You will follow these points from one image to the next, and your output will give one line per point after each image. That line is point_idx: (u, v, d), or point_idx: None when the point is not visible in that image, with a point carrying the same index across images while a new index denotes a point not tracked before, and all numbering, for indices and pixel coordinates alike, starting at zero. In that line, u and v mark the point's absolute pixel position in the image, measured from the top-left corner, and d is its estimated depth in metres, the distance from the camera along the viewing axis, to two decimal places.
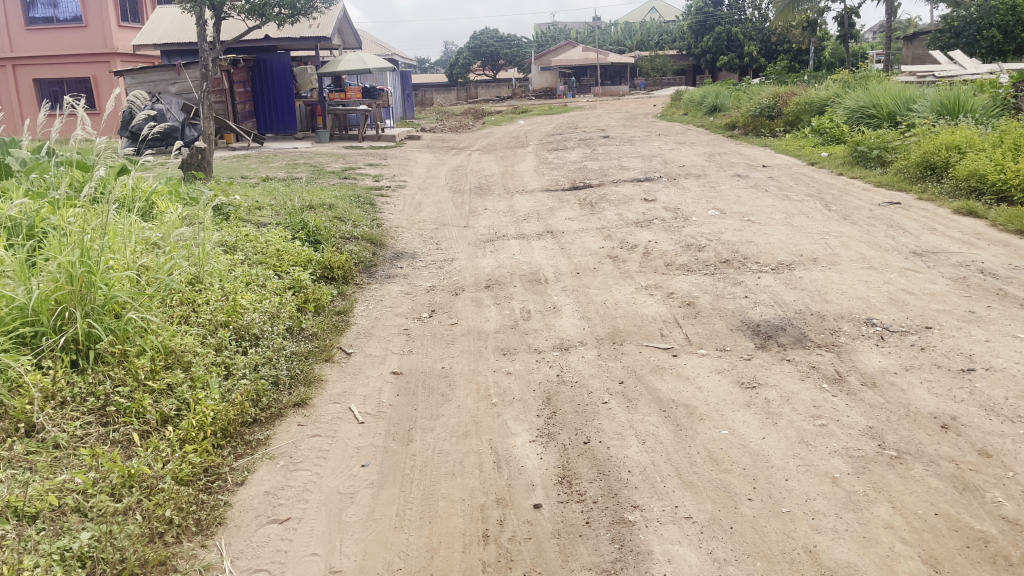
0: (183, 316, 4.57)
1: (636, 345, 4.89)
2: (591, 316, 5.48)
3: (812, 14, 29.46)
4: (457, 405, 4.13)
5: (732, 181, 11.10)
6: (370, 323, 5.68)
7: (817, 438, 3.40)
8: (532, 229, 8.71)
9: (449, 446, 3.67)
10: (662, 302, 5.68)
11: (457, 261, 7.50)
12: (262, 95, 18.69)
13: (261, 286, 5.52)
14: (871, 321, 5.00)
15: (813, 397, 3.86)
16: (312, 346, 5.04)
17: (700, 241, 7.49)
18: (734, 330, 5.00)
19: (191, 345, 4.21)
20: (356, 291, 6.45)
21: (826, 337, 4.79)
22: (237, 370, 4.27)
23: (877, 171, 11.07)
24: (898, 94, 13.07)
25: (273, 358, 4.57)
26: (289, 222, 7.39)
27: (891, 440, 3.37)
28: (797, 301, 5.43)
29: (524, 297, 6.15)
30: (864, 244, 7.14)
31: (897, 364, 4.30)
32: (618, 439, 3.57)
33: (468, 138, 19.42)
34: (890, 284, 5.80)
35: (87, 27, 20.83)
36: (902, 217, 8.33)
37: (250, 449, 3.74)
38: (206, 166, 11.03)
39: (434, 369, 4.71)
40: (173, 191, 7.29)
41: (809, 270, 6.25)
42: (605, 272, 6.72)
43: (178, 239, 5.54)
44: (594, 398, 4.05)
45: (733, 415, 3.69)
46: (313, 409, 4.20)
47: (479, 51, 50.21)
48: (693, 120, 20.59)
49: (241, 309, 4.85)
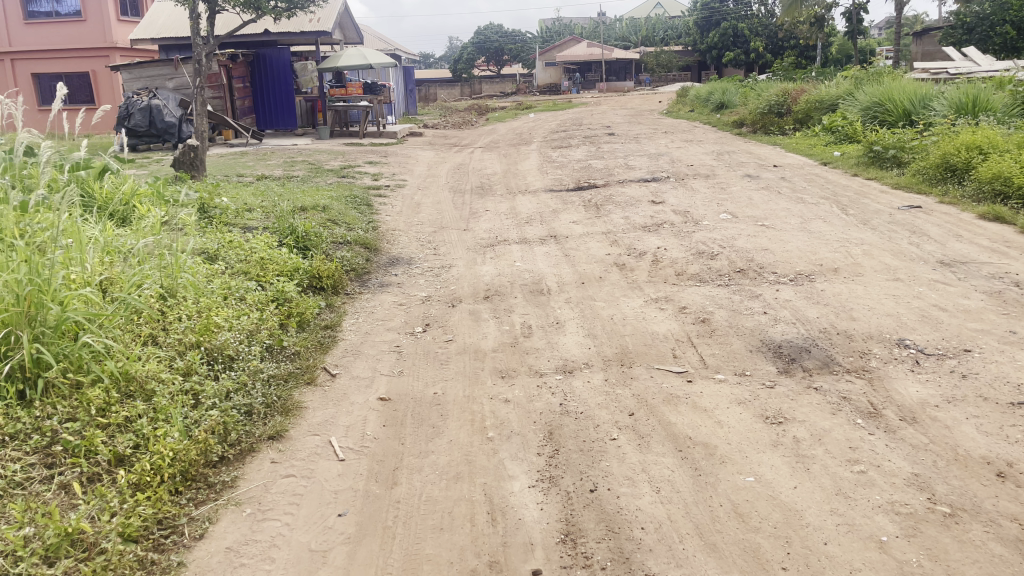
0: (150, 337, 4.17)
1: (646, 367, 4.47)
2: (597, 334, 5.05)
3: (819, 9, 28.99)
4: (449, 438, 3.72)
5: (743, 181, 10.70)
6: (359, 340, 5.26)
7: (857, 489, 2.99)
8: (535, 233, 8.30)
9: (437, 491, 3.27)
10: (674, 318, 5.25)
11: (455, 268, 7.09)
12: (261, 90, 18.25)
13: (242, 300, 5.11)
14: (903, 342, 4.58)
15: (846, 434, 3.44)
16: (294, 367, 4.63)
17: (712, 248, 7.07)
18: (754, 351, 4.58)
19: (157, 370, 3.81)
20: (345, 303, 6.03)
21: (856, 361, 4.36)
22: (206, 400, 3.84)
23: (894, 172, 10.61)
24: (914, 92, 12.58)
25: (248, 383, 4.16)
26: (278, 226, 6.94)
27: (941, 493, 2.96)
28: (822, 318, 5.00)
29: (525, 310, 5.72)
30: (887, 253, 6.70)
31: (937, 395, 3.88)
32: (630, 486, 3.15)
33: (470, 134, 19.00)
34: (920, 298, 5.37)
35: (86, 21, 20.41)
36: (924, 222, 7.89)
37: (214, 493, 3.34)
38: (199, 167, 10.47)
39: (425, 395, 4.29)
40: (156, 193, 6.90)
41: (831, 283, 5.83)
42: (612, 282, 6.29)
43: (150, 248, 5.15)
44: (601, 433, 3.63)
45: (758, 457, 3.27)
46: (289, 442, 3.79)
47: (484, 46, 49.56)
48: (699, 117, 20.07)
49: (216, 327, 4.42)
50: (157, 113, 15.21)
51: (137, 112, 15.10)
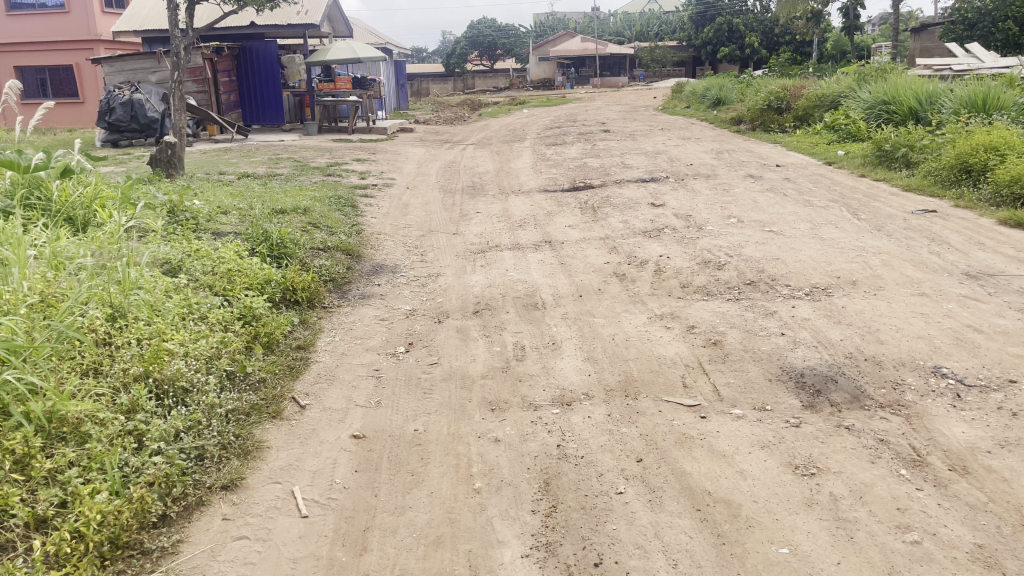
0: (92, 368, 3.67)
1: (653, 399, 3.98)
2: (598, 357, 4.56)
3: (817, 5, 28.46)
4: (429, 489, 3.24)
5: (746, 182, 10.22)
6: (335, 362, 4.76)
7: (913, 567, 2.52)
8: (528, 238, 7.81)
9: (414, 561, 2.78)
10: (682, 338, 4.77)
11: (442, 277, 6.59)
12: (247, 85, 17.64)
13: (203, 319, 4.59)
14: (939, 371, 4.10)
15: (890, 491, 2.96)
16: (258, 398, 4.12)
17: (719, 256, 6.58)
18: (774, 381, 4.09)
19: (93, 410, 3.31)
20: (321, 319, 5.52)
21: (890, 394, 3.88)
22: (150, 444, 3.33)
23: (903, 173, 10.15)
24: (921, 89, 12.15)
25: (202, 421, 3.64)
26: (251, 231, 6.42)
27: (1013, 571, 2.49)
28: (846, 341, 4.52)
29: (518, 328, 5.22)
30: (908, 263, 6.22)
31: (989, 438, 3.40)
32: (641, 559, 2.67)
33: (463, 130, 18.49)
34: (952, 317, 4.89)
35: (69, 13, 19.74)
36: (942, 227, 7.45)
37: (151, 563, 2.86)
38: (177, 165, 9.90)
39: (405, 432, 3.79)
40: (121, 195, 6.39)
41: (851, 298, 5.36)
42: (612, 296, 5.81)
43: (100, 263, 4.62)
44: (605, 485, 3.14)
45: (791, 521, 2.80)
46: (245, 493, 3.30)
47: (477, 41, 48.64)
48: (695, 113, 19.60)
49: (168, 353, 3.90)
50: (137, 108, 14.57)
51: (117, 107, 14.51)
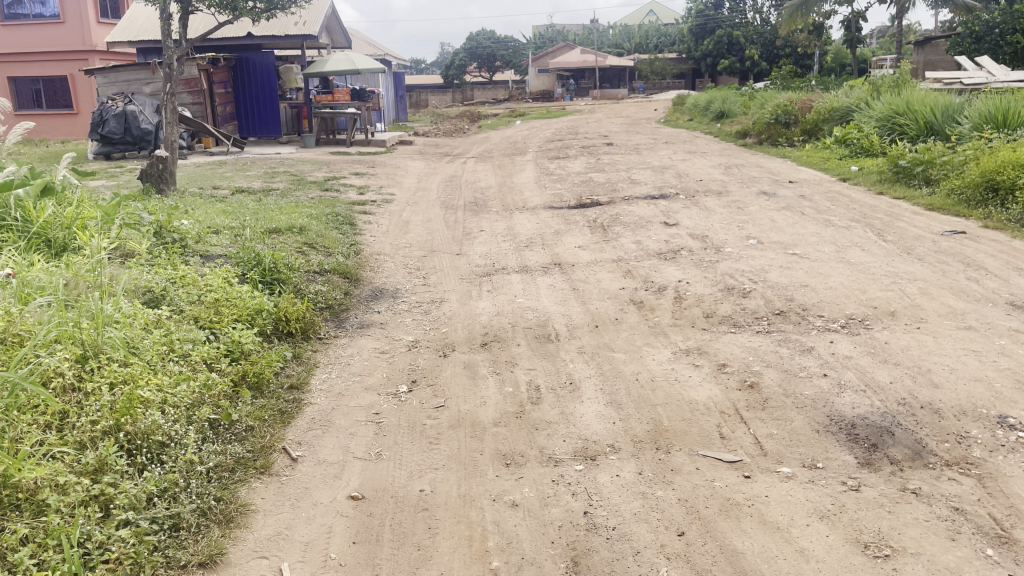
0: (56, 421, 3.23)
1: (688, 454, 3.54)
2: (621, 401, 4.12)
3: (820, 17, 28.09)
4: (439, 568, 2.83)
5: (760, 199, 9.80)
6: (330, 404, 4.31)
7: None
8: (536, 260, 7.37)
9: None
10: (714, 379, 4.32)
11: (447, 303, 6.16)
12: (243, 97, 17.25)
13: (186, 359, 4.14)
14: (1005, 420, 3.67)
15: None
16: (245, 451, 3.68)
17: (742, 282, 6.15)
18: (822, 432, 3.66)
19: (53, 473, 2.87)
20: (315, 353, 5.07)
21: (956, 449, 3.46)
22: (117, 512, 2.88)
23: (923, 191, 9.74)
24: (937, 102, 11.74)
25: (179, 482, 3.20)
26: (241, 254, 5.97)
27: None
28: (896, 384, 4.08)
29: (531, 364, 4.79)
30: (948, 291, 5.80)
31: None
32: None
33: (464, 143, 18.07)
34: (1008, 355, 4.46)
35: (64, 23, 19.34)
36: (975, 250, 7.04)
37: None
38: (169, 180, 9.49)
39: (409, 493, 3.35)
40: (104, 215, 5.92)
41: (893, 332, 4.93)
42: (631, 326, 5.38)
43: (70, 299, 4.16)
44: (644, 567, 2.75)
45: None
46: (227, 571, 2.87)
47: (476, 52, 47.92)
48: (698, 126, 19.20)
49: (142, 400, 3.45)
50: (130, 120, 14.13)
51: (111, 119, 14.09)
